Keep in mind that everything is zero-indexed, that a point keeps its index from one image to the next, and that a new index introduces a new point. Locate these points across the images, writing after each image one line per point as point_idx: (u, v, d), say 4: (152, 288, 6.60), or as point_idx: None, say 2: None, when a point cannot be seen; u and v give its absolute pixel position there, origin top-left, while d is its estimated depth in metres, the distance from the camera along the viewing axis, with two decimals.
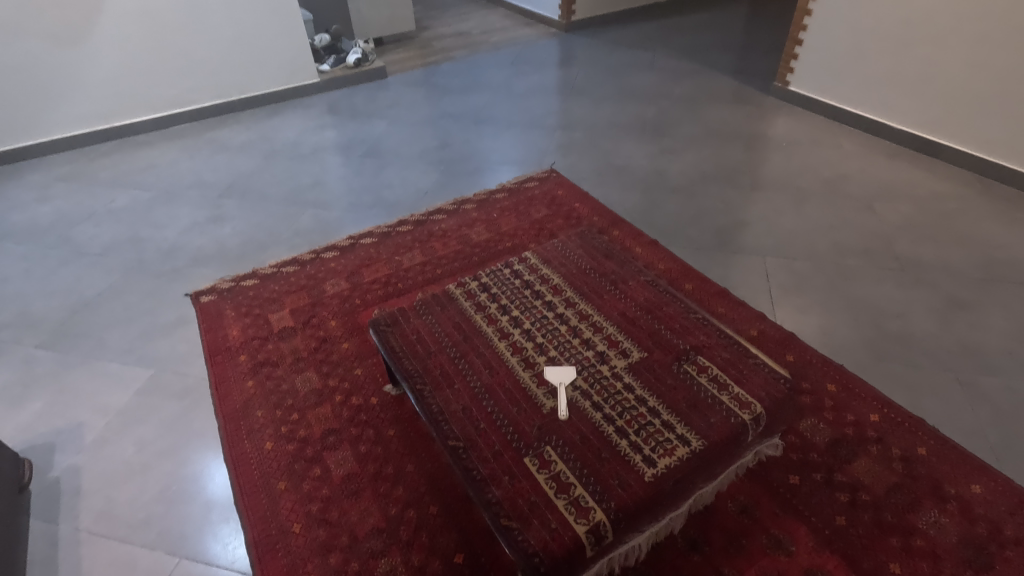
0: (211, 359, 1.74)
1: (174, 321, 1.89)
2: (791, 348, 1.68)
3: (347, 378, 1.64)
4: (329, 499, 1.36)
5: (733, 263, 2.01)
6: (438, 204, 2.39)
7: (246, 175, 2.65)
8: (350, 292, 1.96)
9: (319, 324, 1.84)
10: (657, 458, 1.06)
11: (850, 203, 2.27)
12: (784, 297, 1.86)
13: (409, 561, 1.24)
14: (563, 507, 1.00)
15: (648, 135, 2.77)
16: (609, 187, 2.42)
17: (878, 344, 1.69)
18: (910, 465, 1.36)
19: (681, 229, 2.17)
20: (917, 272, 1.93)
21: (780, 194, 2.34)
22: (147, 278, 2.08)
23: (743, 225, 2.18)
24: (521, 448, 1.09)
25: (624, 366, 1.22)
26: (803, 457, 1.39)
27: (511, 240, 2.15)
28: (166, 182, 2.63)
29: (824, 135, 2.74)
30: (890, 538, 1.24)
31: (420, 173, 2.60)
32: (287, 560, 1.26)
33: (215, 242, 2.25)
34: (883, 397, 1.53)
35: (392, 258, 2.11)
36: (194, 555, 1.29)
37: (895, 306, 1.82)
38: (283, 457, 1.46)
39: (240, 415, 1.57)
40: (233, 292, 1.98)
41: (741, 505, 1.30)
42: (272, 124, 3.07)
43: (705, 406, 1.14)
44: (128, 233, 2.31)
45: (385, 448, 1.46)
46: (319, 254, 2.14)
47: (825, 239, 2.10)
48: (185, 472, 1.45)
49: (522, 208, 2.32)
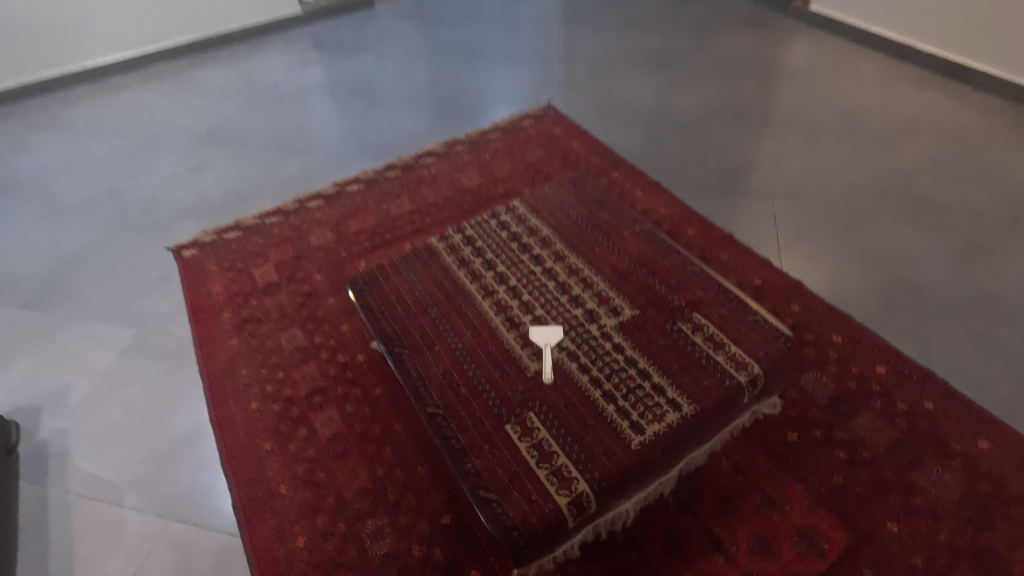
0: (196, 316, 1.70)
1: (157, 278, 1.84)
2: (796, 297, 1.59)
3: (334, 336, 1.59)
4: (315, 460, 1.34)
5: (739, 207, 1.89)
6: (428, 147, 2.26)
7: (228, 120, 2.52)
8: (336, 244, 1.88)
9: (304, 279, 1.77)
10: (645, 424, 1.00)
11: (868, 139, 2.11)
12: (792, 244, 1.76)
13: (396, 523, 1.23)
14: (545, 478, 0.95)
15: (654, 66, 2.57)
16: (610, 125, 2.27)
17: (888, 293, 1.60)
18: (915, 422, 1.31)
19: (685, 171, 2.03)
20: (936, 214, 1.81)
21: (793, 129, 2.18)
22: (129, 233, 2.02)
23: (751, 166, 2.04)
24: (503, 415, 1.03)
25: (614, 326, 1.15)
26: (802, 414, 1.34)
27: (503, 185, 2.03)
28: (144, 128, 2.51)
29: (844, 61, 2.52)
30: (889, 497, 1.20)
31: (410, 113, 2.45)
32: (274, 522, 1.25)
33: (197, 193, 2.16)
34: (891, 349, 1.45)
35: (379, 206, 2.01)
36: (183, 518, 1.29)
37: (911, 251, 1.71)
38: (269, 419, 1.43)
39: (225, 375, 1.54)
40: (216, 246, 1.91)
41: (735, 465, 1.26)
42: (254, 63, 2.89)
43: (698, 367, 1.07)
44: (107, 186, 2.22)
45: (372, 408, 1.43)
46: (304, 203, 2.05)
47: (839, 178, 1.97)
48: (173, 433, 1.44)
49: (516, 148, 2.18)
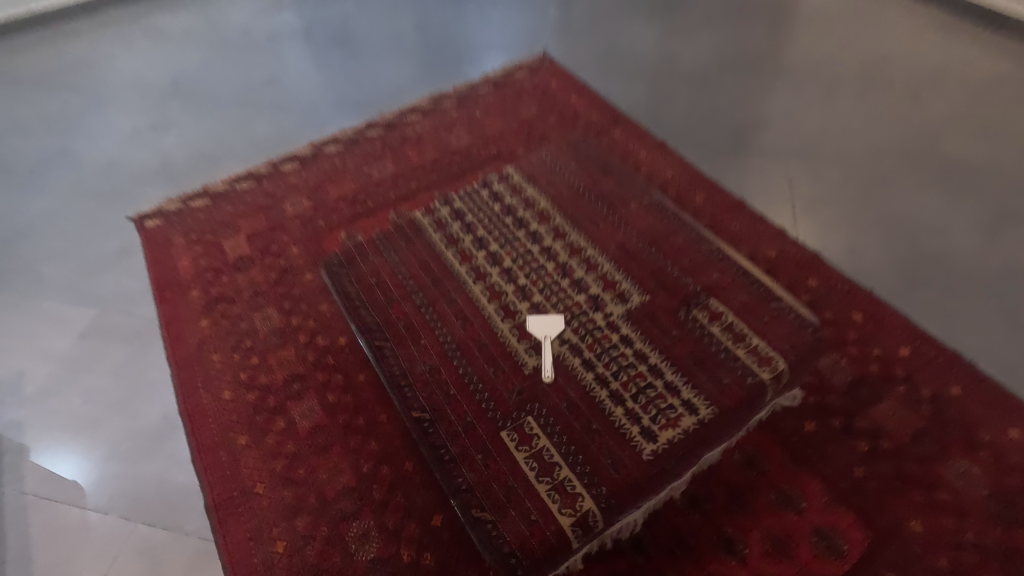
0: (161, 295, 1.56)
1: (118, 252, 1.69)
2: (814, 270, 1.47)
3: (313, 316, 1.46)
4: (295, 456, 1.24)
5: (751, 169, 1.74)
6: (412, 102, 2.06)
7: (192, 71, 2.29)
8: (313, 213, 1.72)
9: (280, 252, 1.62)
10: (659, 430, 0.90)
11: (891, 92, 1.94)
12: (808, 210, 1.62)
13: (384, 525, 1.14)
14: (545, 495, 0.86)
15: (659, 10, 2.34)
16: (612, 77, 2.07)
17: (912, 265, 1.48)
18: (941, 409, 1.22)
19: (693, 129, 1.87)
20: (964, 177, 1.67)
21: (810, 82, 2.00)
22: (86, 200, 1.84)
23: (764, 123, 1.88)
24: (496, 420, 0.93)
25: (621, 314, 1.04)
26: (820, 401, 1.24)
27: (495, 145, 1.86)
28: (101, 82, 2.28)
29: (865, 4, 2.31)
30: (913, 492, 1.12)
31: (393, 64, 2.23)
32: (251, 525, 1.15)
33: (160, 155, 1.97)
34: (915, 329, 1.35)
35: (359, 169, 1.83)
36: (151, 521, 1.19)
37: (937, 218, 1.58)
38: (243, 409, 1.32)
39: (195, 360, 1.41)
40: (182, 215, 1.75)
41: (747, 458, 1.17)
42: (219, 5, 2.62)
43: (717, 361, 0.96)
44: (61, 147, 2.03)
45: (356, 396, 1.31)
46: (277, 166, 1.87)
47: (859, 137, 1.81)
48: (138, 426, 1.33)
49: (509, 104, 1.99)
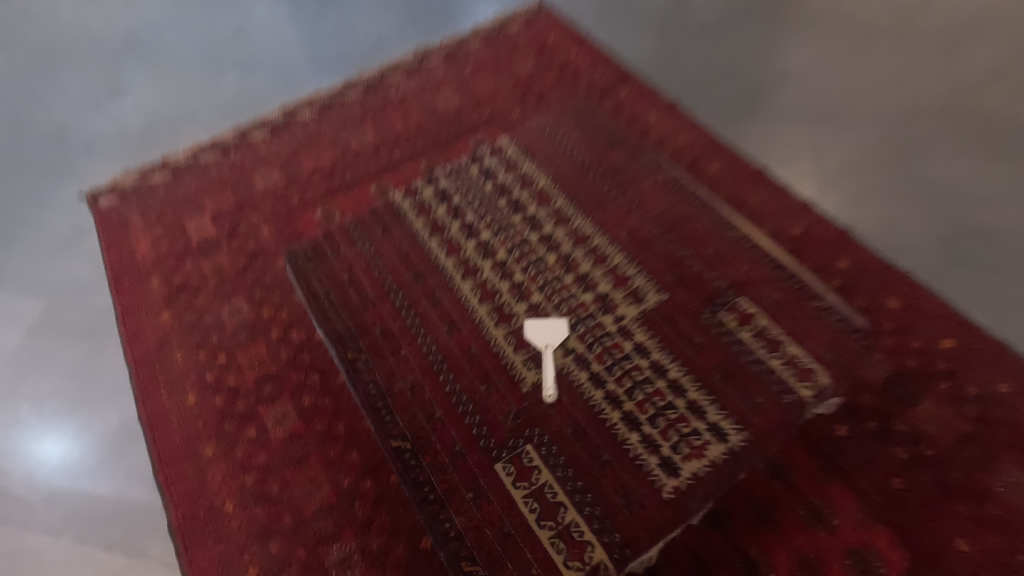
0: (117, 283, 1.40)
1: (69, 234, 1.52)
2: (845, 250, 1.31)
3: (286, 307, 1.31)
4: (267, 469, 1.11)
5: (774, 132, 1.56)
6: (395, 58, 1.84)
7: (150, 24, 2.05)
8: (286, 188, 1.54)
9: (249, 233, 1.45)
10: (683, 466, 0.92)
11: (932, 39, 1.73)
12: (837, 180, 1.45)
13: (367, 548, 1.02)
14: (550, 545, 0.90)
15: None
16: (618, 27, 1.84)
17: (953, 242, 1.33)
18: (989, 409, 1.08)
19: (710, 87, 1.67)
20: (1012, 139, 1.49)
21: (840, 29, 1.78)
22: (33, 175, 1.66)
23: (788, 79, 1.68)
24: (491, 451, 0.98)
25: (635, 317, 1.07)
26: (853, 401, 1.10)
27: (488, 108, 1.66)
28: (47, 37, 2.04)
29: None
30: (958, 505, 1.00)
31: (372, 13, 1.99)
32: (220, 549, 1.05)
33: (115, 121, 1.77)
34: (960, 317, 1.20)
35: (337, 137, 1.64)
36: (108, 544, 1.09)
37: (981, 187, 1.41)
38: (209, 416, 1.18)
39: (155, 359, 1.27)
40: (139, 191, 1.57)
41: (772, 467, 1.05)
42: None
43: (753, 376, 0.97)
44: (5, 114, 1.82)
45: (335, 400, 1.17)
46: (245, 134, 1.67)
47: (895, 93, 1.62)
48: (92, 436, 1.20)
49: (503, 59, 1.78)
